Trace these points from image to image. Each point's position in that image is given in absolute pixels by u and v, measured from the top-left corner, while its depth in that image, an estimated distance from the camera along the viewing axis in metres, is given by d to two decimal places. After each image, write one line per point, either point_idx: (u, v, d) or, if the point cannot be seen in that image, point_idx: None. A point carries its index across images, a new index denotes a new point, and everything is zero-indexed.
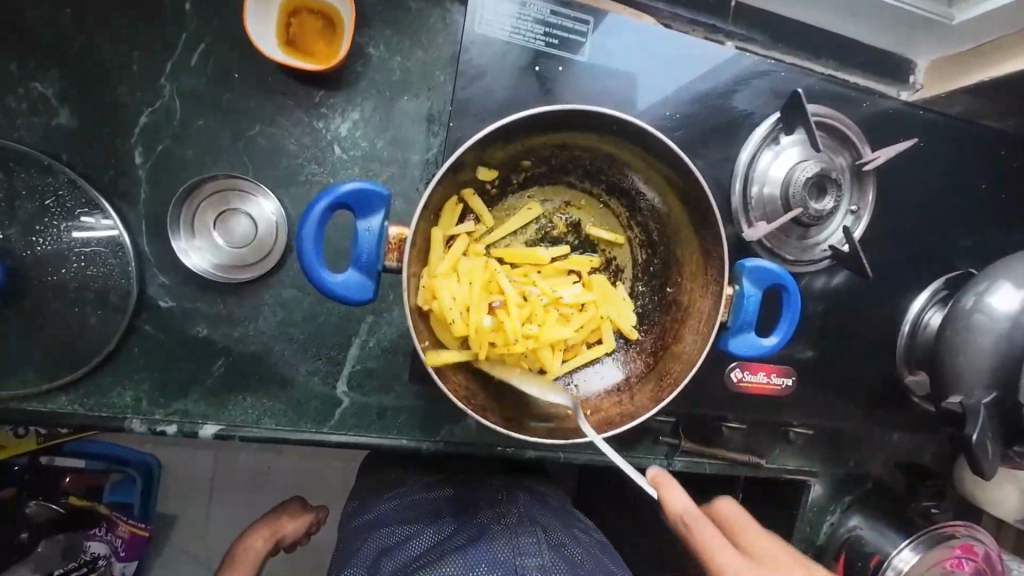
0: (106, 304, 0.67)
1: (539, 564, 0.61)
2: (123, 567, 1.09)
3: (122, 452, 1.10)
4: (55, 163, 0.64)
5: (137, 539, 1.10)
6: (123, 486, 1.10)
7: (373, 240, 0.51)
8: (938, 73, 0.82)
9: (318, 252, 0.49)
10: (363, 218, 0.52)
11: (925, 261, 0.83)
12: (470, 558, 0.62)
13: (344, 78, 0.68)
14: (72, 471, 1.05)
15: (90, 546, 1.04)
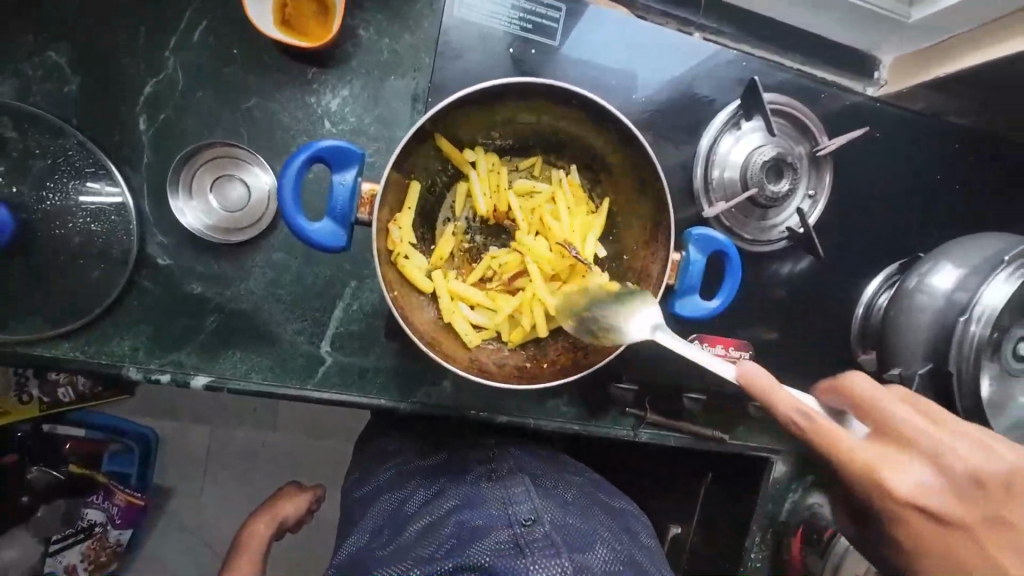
0: (108, 258, 0.72)
1: (531, 509, 0.66)
2: (119, 534, 1.16)
3: (122, 423, 1.17)
4: (66, 126, 0.69)
5: (132, 508, 1.17)
6: (121, 456, 1.17)
7: (347, 193, 0.54)
8: (900, 69, 0.87)
9: (296, 201, 0.52)
10: (337, 173, 0.54)
11: (884, 248, 0.87)
12: (466, 515, 0.67)
13: (335, 57, 0.74)
14: (73, 439, 1.12)
15: (88, 513, 1.10)
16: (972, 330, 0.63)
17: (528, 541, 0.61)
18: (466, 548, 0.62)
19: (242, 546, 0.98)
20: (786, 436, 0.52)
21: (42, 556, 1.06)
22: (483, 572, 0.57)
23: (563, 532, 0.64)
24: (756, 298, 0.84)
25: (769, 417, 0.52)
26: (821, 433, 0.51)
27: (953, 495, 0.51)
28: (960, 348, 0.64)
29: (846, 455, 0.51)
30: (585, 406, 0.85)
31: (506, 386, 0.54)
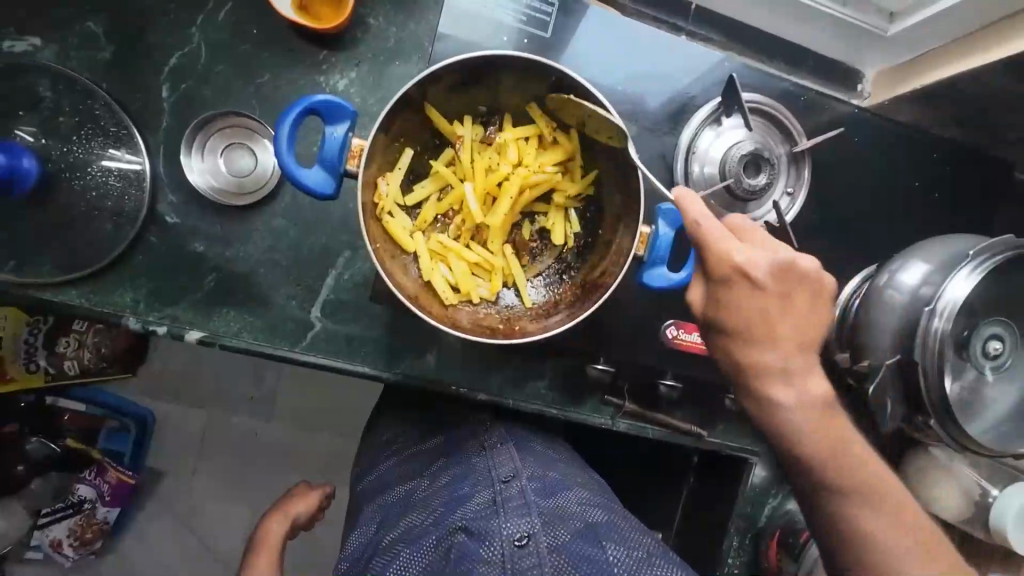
0: (120, 213, 0.78)
1: (511, 468, 0.74)
2: (106, 513, 1.20)
3: (120, 402, 1.22)
4: (95, 88, 0.75)
5: (122, 485, 1.20)
6: (117, 434, 1.22)
7: (338, 145, 0.57)
8: (884, 80, 0.91)
9: (289, 149, 0.54)
10: (329, 124, 0.57)
11: (865, 252, 0.89)
12: (454, 484, 0.73)
13: (345, 41, 0.80)
14: (73, 413, 1.17)
15: (80, 489, 1.16)
16: (935, 324, 0.65)
17: (504, 498, 0.67)
18: (453, 511, 0.68)
19: (257, 547, 1.00)
20: (747, 256, 0.57)
21: (32, 528, 1.14)
22: (464, 533, 0.63)
23: (541, 483, 0.73)
24: None
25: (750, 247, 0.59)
26: (784, 276, 0.58)
27: (803, 370, 0.60)
28: (925, 340, 0.66)
29: (778, 290, 0.58)
30: (564, 388, 0.87)
31: (474, 337, 0.57)
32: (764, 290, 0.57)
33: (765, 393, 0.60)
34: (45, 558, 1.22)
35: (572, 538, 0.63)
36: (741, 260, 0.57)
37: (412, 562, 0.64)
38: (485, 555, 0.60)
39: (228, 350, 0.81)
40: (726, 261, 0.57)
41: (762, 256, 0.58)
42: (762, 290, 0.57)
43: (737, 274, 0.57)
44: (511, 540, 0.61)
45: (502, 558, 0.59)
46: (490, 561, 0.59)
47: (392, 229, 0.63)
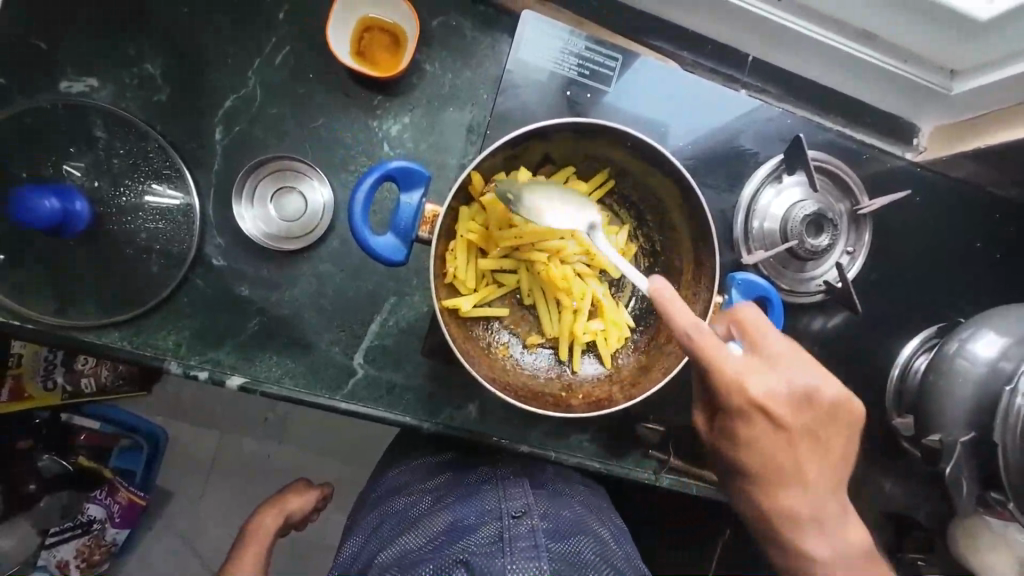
0: (168, 255, 0.76)
1: (523, 504, 0.70)
2: (115, 534, 1.15)
3: (136, 420, 1.18)
4: (150, 130, 0.75)
5: (133, 506, 1.16)
6: (130, 453, 1.18)
7: (411, 212, 0.59)
8: (939, 137, 0.90)
9: (366, 217, 0.56)
10: (404, 192, 0.59)
11: (920, 311, 0.86)
12: (459, 511, 0.70)
13: (401, 87, 0.79)
14: (87, 432, 1.13)
15: (88, 509, 1.10)
16: (1017, 401, 0.62)
17: (512, 536, 0.63)
18: (454, 542, 0.65)
19: (248, 539, 0.96)
20: (769, 388, 0.54)
21: (38, 548, 1.04)
22: (465, 568, 0.60)
23: (553, 525, 0.68)
24: None
25: (754, 365, 0.55)
26: (797, 403, 0.55)
27: (826, 497, 0.58)
28: (1006, 418, 0.63)
29: (799, 425, 0.55)
30: (607, 440, 0.82)
31: (542, 410, 0.56)
32: (783, 425, 0.55)
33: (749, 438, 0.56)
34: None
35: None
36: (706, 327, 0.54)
37: None
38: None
39: (268, 397, 0.78)
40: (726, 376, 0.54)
41: (773, 380, 0.55)
42: (781, 428, 0.55)
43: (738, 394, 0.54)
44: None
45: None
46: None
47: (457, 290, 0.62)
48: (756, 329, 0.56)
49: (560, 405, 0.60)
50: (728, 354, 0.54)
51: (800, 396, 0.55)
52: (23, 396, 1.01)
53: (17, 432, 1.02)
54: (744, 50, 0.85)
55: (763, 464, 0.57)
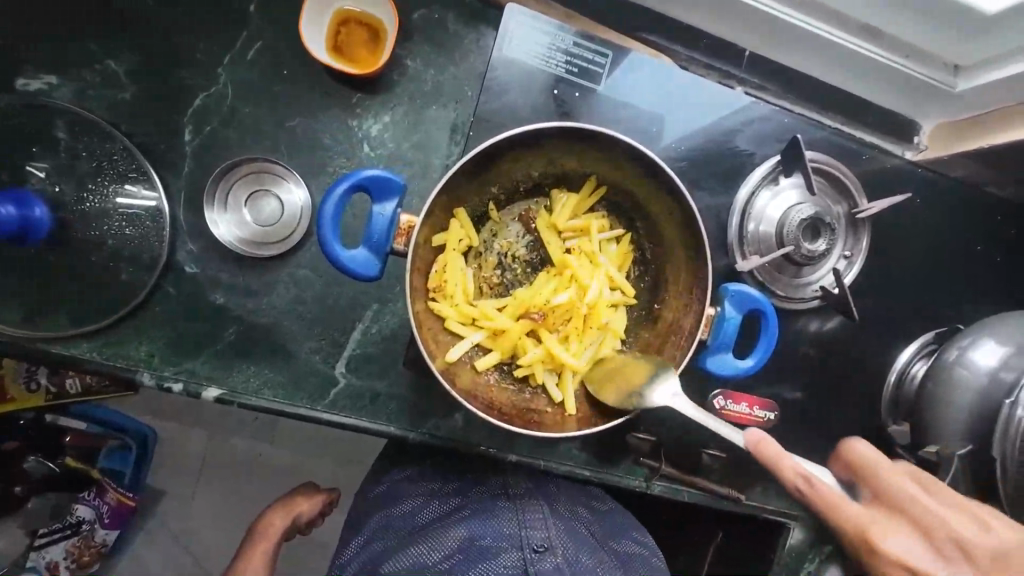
0: (138, 262, 0.73)
1: (546, 537, 0.67)
2: (106, 535, 1.09)
3: (124, 419, 1.10)
4: (115, 131, 0.71)
5: (123, 506, 1.09)
6: (120, 453, 1.10)
7: (385, 224, 0.58)
8: (940, 136, 0.87)
9: (335, 230, 0.55)
10: (378, 202, 0.58)
11: (919, 315, 0.84)
12: (476, 531, 0.68)
13: (381, 83, 0.75)
14: (74, 432, 1.04)
15: (76, 510, 1.03)
16: (1018, 413, 0.60)
17: (536, 575, 0.62)
18: (471, 567, 0.64)
19: (256, 538, 0.91)
20: (905, 546, 0.58)
21: (27, 549, 1.00)
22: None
23: (574, 561, 0.66)
24: (782, 356, 0.81)
25: (875, 517, 0.60)
26: (941, 560, 0.57)
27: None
28: (1006, 431, 0.61)
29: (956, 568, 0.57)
30: (598, 450, 0.80)
31: (522, 429, 0.54)
32: (925, 574, 0.57)
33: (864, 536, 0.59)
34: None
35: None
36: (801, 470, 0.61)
37: None
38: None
39: (247, 408, 0.75)
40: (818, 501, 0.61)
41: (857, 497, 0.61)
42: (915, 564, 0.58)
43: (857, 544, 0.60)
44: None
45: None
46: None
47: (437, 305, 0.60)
48: (864, 459, 0.66)
49: (544, 424, 0.59)
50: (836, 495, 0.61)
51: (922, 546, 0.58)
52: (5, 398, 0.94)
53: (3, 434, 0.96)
54: (740, 44, 0.82)
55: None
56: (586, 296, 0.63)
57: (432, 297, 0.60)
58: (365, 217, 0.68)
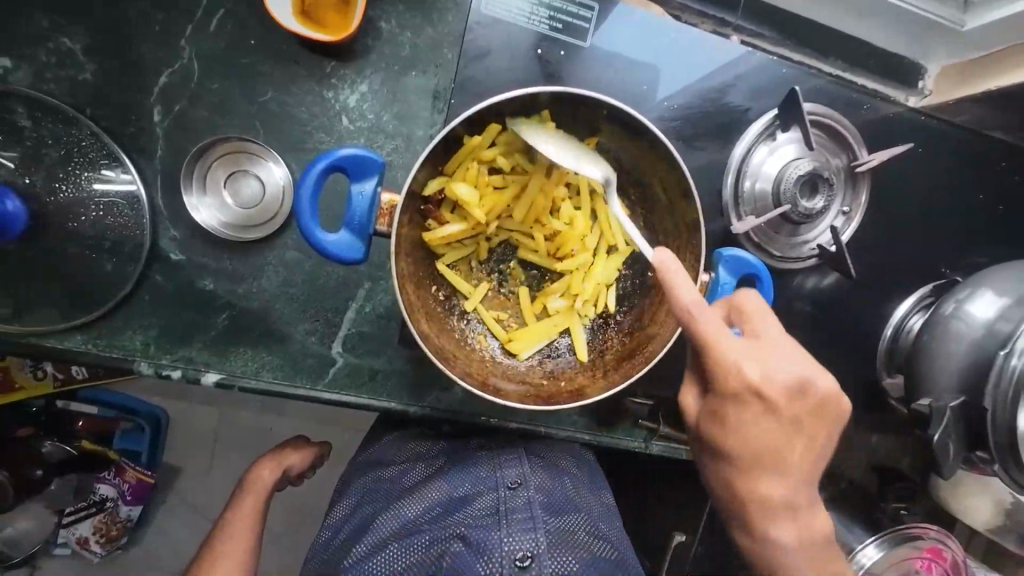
0: (121, 251, 0.71)
1: (517, 475, 0.68)
2: (130, 510, 1.11)
3: (134, 402, 1.11)
4: (79, 116, 0.68)
5: (142, 485, 1.11)
6: (133, 434, 1.12)
7: (365, 203, 0.56)
8: (946, 79, 0.82)
9: (314, 210, 0.54)
10: (356, 180, 0.56)
11: (918, 268, 0.83)
12: (453, 482, 0.69)
13: (354, 50, 0.71)
14: (85, 416, 1.08)
15: (99, 488, 1.08)
16: (1012, 363, 0.61)
17: (508, 508, 0.62)
18: (452, 512, 0.64)
19: (243, 491, 0.86)
20: (767, 375, 0.53)
21: (57, 526, 1.08)
22: (462, 542, 0.58)
23: (548, 497, 0.66)
24: (779, 315, 0.81)
25: (751, 350, 0.54)
26: (793, 393, 0.54)
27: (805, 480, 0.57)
28: (998, 382, 0.62)
29: (795, 414, 0.55)
30: (596, 415, 0.81)
31: (520, 405, 0.53)
32: (774, 408, 0.54)
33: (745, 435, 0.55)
34: (73, 553, 1.13)
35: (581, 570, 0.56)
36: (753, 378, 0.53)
37: (400, 557, 0.60)
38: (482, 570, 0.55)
39: (248, 391, 0.75)
40: (728, 365, 0.53)
41: (808, 369, 0.55)
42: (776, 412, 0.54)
43: (742, 392, 0.53)
44: (511, 560, 0.55)
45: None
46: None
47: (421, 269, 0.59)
48: (753, 314, 0.57)
49: (545, 398, 0.58)
50: (728, 339, 0.53)
51: (799, 384, 0.54)
52: (14, 387, 0.95)
53: (13, 421, 0.98)
54: None
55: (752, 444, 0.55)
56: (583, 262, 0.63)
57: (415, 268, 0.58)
58: (344, 196, 0.66)
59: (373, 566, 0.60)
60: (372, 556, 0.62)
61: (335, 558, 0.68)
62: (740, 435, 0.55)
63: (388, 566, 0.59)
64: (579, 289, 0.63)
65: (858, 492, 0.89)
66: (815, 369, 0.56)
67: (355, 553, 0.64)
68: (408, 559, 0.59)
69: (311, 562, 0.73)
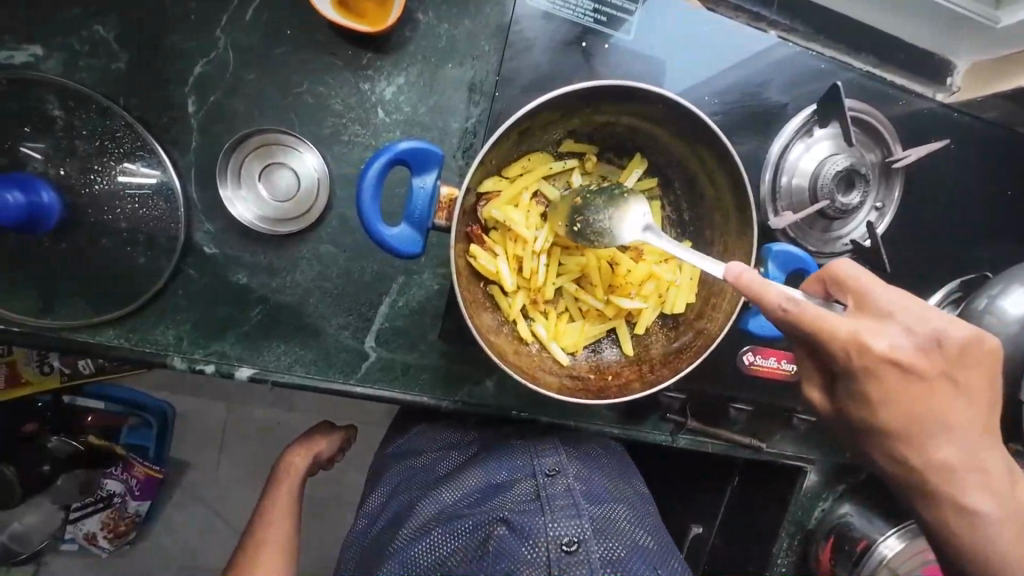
0: (155, 244, 0.70)
1: (556, 462, 0.69)
2: (137, 506, 1.10)
3: (139, 396, 1.08)
4: (114, 106, 0.67)
5: (149, 480, 1.10)
6: (141, 429, 1.10)
7: (426, 197, 0.56)
8: (977, 76, 0.83)
9: (376, 206, 0.54)
10: (417, 175, 0.56)
11: (945, 264, 0.84)
12: (491, 468, 0.70)
13: (392, 42, 0.70)
14: (94, 412, 1.06)
15: (107, 484, 1.06)
16: None
17: (550, 494, 0.62)
18: (492, 497, 0.65)
19: (278, 479, 0.86)
20: (892, 341, 0.48)
21: (64, 522, 1.07)
22: (506, 525, 0.58)
23: (587, 485, 0.67)
24: None
25: (865, 323, 0.48)
26: (928, 349, 0.49)
27: (978, 445, 0.54)
28: None
29: (937, 371, 0.50)
30: (625, 409, 0.81)
31: (575, 400, 0.53)
32: (914, 372, 0.49)
33: (874, 392, 0.50)
34: (79, 551, 1.11)
35: (627, 556, 0.56)
36: (882, 350, 0.48)
37: (444, 543, 0.60)
38: (527, 555, 0.55)
39: (281, 385, 0.75)
40: (834, 344, 0.47)
41: (952, 400, 0.51)
42: (909, 374, 0.49)
43: (847, 355, 0.48)
44: (558, 544, 0.55)
45: (547, 562, 0.54)
46: (532, 561, 0.54)
47: (479, 254, 0.57)
48: (858, 281, 0.50)
49: (594, 392, 0.58)
50: (833, 316, 0.48)
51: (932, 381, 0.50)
52: (20, 380, 0.94)
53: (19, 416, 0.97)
54: None
55: (904, 413, 0.51)
56: (642, 257, 0.62)
57: (470, 249, 0.56)
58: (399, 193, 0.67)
59: (418, 551, 0.60)
60: (415, 542, 0.62)
61: (376, 547, 0.68)
62: (884, 411, 0.51)
63: (433, 552, 0.60)
64: (628, 282, 0.61)
65: (875, 485, 0.94)
66: (938, 315, 0.50)
67: (400, 538, 0.64)
68: (454, 544, 0.59)
69: (349, 551, 0.74)
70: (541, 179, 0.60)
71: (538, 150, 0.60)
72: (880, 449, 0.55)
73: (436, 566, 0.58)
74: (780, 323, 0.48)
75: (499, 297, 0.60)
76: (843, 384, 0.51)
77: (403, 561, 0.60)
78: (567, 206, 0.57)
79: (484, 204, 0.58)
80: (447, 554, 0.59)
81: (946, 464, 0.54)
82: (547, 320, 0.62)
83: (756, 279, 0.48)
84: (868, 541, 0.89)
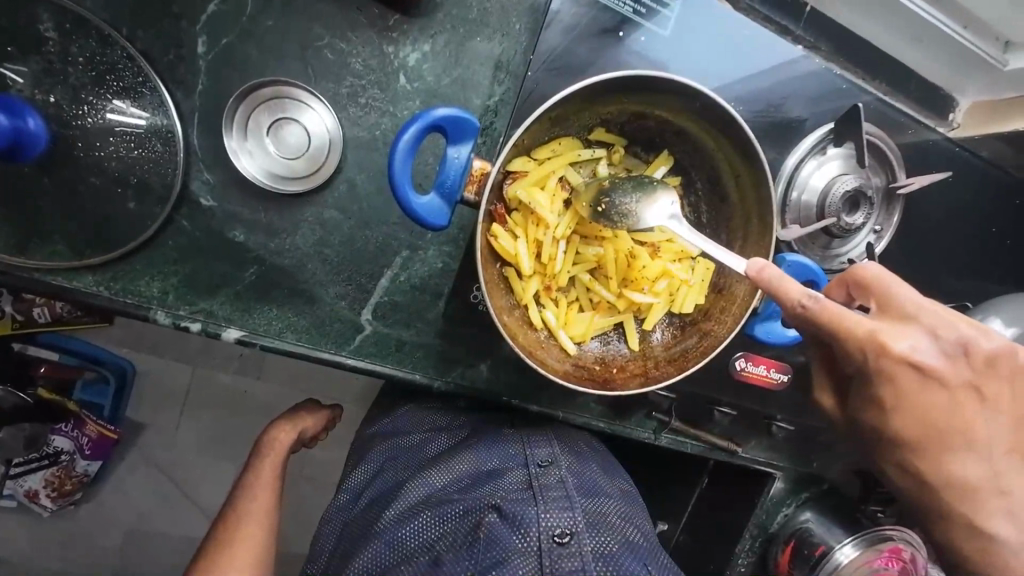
0: (146, 189, 0.66)
1: (548, 453, 0.70)
2: (87, 466, 1.04)
3: (100, 351, 1.03)
4: (115, 35, 0.62)
5: (103, 440, 1.04)
6: (97, 386, 1.03)
7: (458, 169, 0.55)
8: (978, 115, 0.87)
9: (408, 173, 0.53)
10: (451, 145, 0.55)
11: (929, 291, 0.88)
12: (482, 455, 0.70)
13: (421, 6, 0.67)
14: (48, 362, 1.00)
15: (54, 440, 0.99)
16: None
17: (542, 485, 0.62)
18: (482, 484, 0.64)
19: (262, 453, 0.83)
20: (913, 345, 0.51)
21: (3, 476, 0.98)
22: (497, 514, 0.58)
23: (578, 478, 0.67)
24: None
25: (887, 325, 0.52)
26: (952, 356, 0.52)
27: (998, 461, 0.58)
28: None
29: (959, 378, 0.53)
30: (615, 404, 0.82)
31: (586, 389, 0.53)
32: (936, 376, 0.52)
33: (897, 393, 0.53)
34: (19, 507, 1.05)
35: (618, 550, 0.57)
36: (902, 351, 0.51)
37: (433, 527, 0.60)
38: (519, 544, 0.55)
39: (269, 351, 0.72)
40: (855, 342, 0.50)
41: (974, 410, 0.55)
42: (929, 377, 0.52)
43: (869, 353, 0.51)
44: (550, 535, 0.56)
45: (539, 552, 0.54)
46: (524, 550, 0.55)
47: (501, 234, 0.56)
48: (881, 284, 0.53)
49: (600, 382, 0.59)
50: (854, 316, 0.50)
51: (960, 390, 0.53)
52: None
53: None
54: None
55: (923, 422, 0.55)
56: (659, 253, 0.62)
57: (492, 227, 0.56)
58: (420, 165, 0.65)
59: (405, 533, 0.60)
60: (403, 523, 0.61)
61: (360, 524, 0.66)
62: (899, 418, 0.54)
63: (421, 535, 0.59)
64: (642, 277, 0.62)
65: (840, 496, 0.98)
66: (962, 324, 0.54)
67: (385, 518, 0.63)
68: (442, 528, 0.59)
69: (328, 526, 0.72)
70: (568, 164, 0.60)
71: (569, 135, 0.60)
72: (901, 459, 0.58)
73: (424, 548, 0.58)
74: (801, 322, 0.51)
75: (514, 280, 0.59)
76: (860, 385, 0.55)
77: (390, 541, 0.60)
78: (592, 191, 0.58)
79: (510, 184, 0.57)
80: (436, 537, 0.59)
81: (962, 478, 0.57)
82: (559, 307, 0.62)
83: (776, 275, 0.50)
84: (826, 547, 0.91)
